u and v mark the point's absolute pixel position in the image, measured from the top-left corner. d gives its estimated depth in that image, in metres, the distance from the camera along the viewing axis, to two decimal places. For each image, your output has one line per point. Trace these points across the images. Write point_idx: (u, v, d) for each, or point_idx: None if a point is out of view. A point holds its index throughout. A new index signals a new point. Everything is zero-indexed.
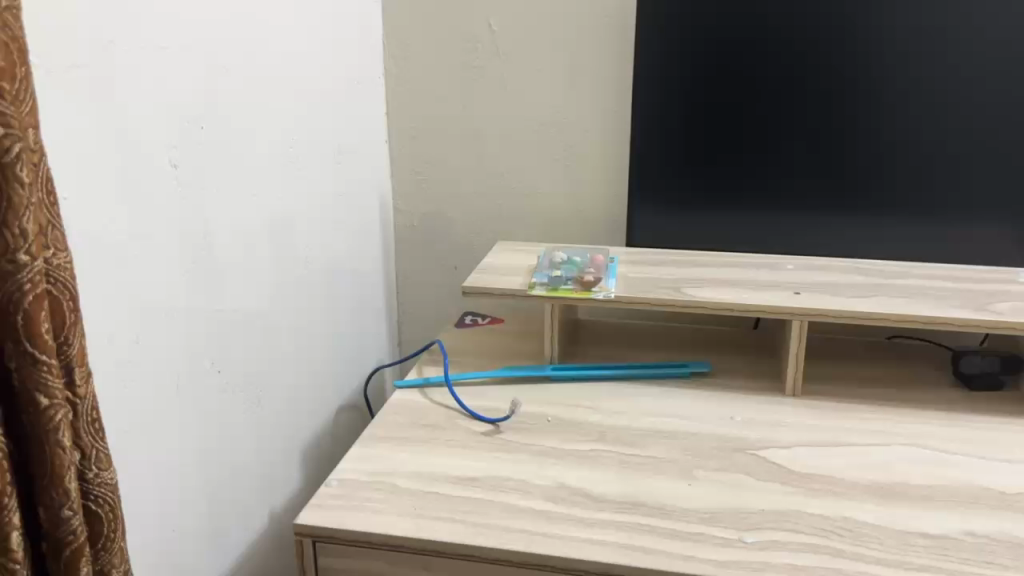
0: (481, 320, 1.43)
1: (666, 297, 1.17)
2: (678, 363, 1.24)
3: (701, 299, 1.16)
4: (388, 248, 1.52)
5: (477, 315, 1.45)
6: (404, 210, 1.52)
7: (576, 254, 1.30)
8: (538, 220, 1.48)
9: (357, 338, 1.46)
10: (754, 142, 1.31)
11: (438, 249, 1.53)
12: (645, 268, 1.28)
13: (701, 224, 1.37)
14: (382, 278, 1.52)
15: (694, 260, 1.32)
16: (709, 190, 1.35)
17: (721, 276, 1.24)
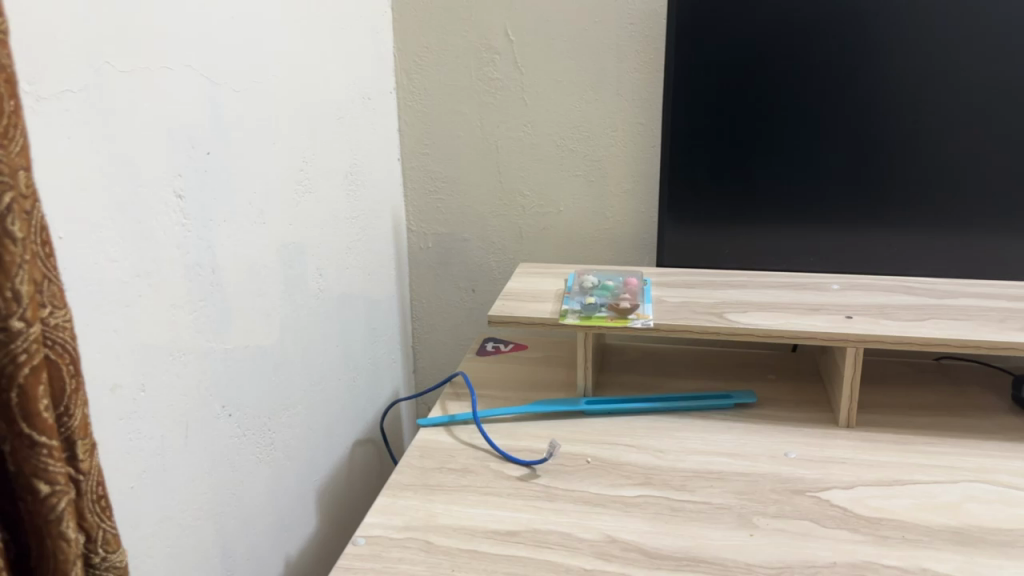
0: (503, 348, 1.34)
1: (708, 323, 1.09)
2: (721, 394, 1.16)
3: (746, 325, 1.08)
4: (402, 271, 1.44)
5: (499, 342, 1.37)
6: (418, 231, 1.44)
7: (607, 277, 1.22)
8: (561, 240, 1.40)
9: (373, 368, 1.38)
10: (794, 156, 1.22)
11: (454, 272, 1.45)
12: (680, 291, 1.20)
13: (736, 242, 1.29)
14: (397, 303, 1.43)
15: (731, 282, 1.24)
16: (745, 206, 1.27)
17: (763, 298, 1.16)
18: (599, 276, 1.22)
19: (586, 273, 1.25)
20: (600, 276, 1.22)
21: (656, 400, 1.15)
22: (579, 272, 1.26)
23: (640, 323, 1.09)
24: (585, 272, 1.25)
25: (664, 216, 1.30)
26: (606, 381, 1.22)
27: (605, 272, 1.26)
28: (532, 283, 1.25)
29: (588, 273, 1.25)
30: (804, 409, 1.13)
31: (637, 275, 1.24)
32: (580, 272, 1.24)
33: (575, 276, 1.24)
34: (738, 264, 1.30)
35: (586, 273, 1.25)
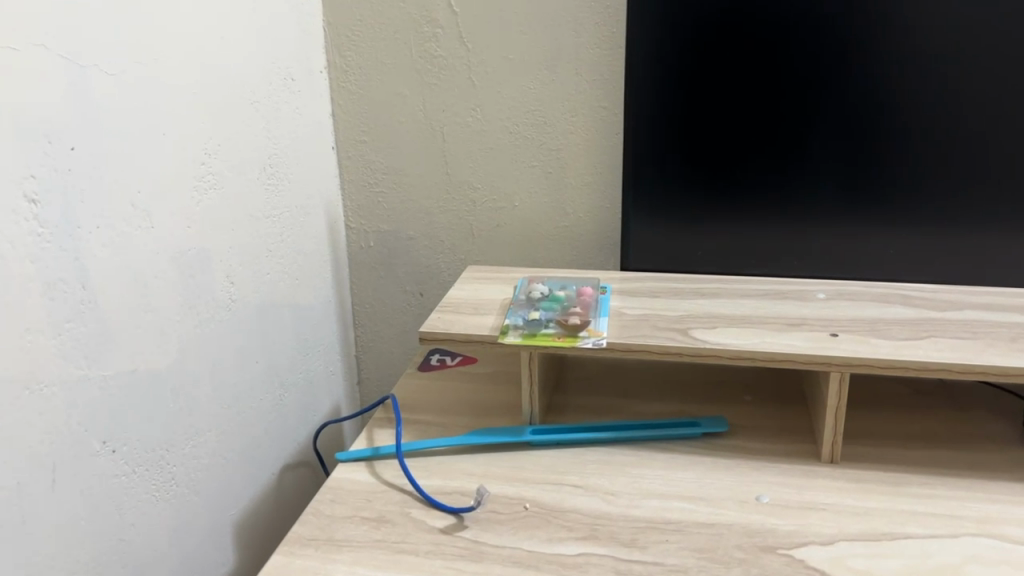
0: (449, 361, 1.20)
1: (670, 341, 0.94)
2: (689, 420, 1.01)
3: (715, 344, 0.93)
4: (340, 272, 1.29)
5: (446, 355, 1.22)
6: (358, 228, 1.29)
7: (561, 286, 1.06)
8: (516, 238, 1.25)
9: (305, 382, 1.23)
10: (775, 146, 1.06)
11: (398, 274, 1.30)
12: (644, 300, 1.05)
13: (709, 242, 1.13)
14: (335, 309, 1.28)
15: (703, 289, 1.09)
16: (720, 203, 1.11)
17: (737, 311, 1.01)
18: (551, 284, 1.07)
19: (538, 279, 1.10)
20: (553, 284, 1.07)
21: (613, 428, 1.00)
22: (532, 278, 1.11)
23: (592, 342, 0.94)
24: (538, 278, 1.10)
25: (628, 213, 1.14)
26: (559, 403, 1.07)
27: (560, 278, 1.11)
28: (477, 290, 1.10)
29: (540, 279, 1.10)
30: (782, 440, 0.98)
31: (596, 282, 1.09)
32: (531, 279, 1.09)
33: (526, 284, 1.09)
34: (712, 267, 1.15)
35: (538, 279, 1.10)
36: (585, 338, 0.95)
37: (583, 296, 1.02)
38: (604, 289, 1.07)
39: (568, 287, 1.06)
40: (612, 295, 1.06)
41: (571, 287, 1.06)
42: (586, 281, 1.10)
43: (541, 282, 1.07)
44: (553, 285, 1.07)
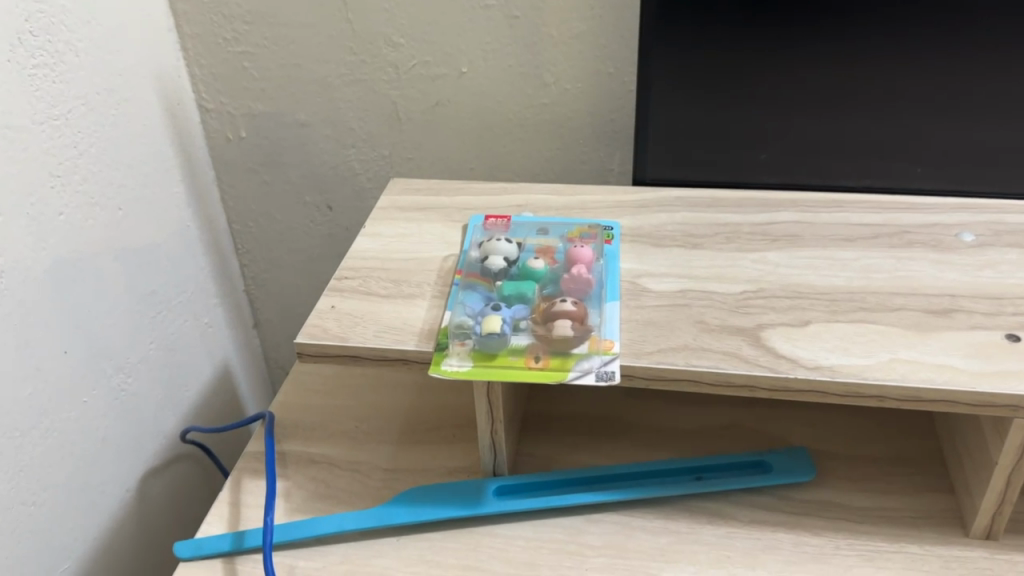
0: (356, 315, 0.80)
1: (732, 359, 0.54)
2: (745, 458, 0.62)
3: (810, 365, 0.53)
4: (197, 182, 0.85)
5: None
6: (217, 109, 0.83)
7: (535, 244, 0.64)
8: (465, 120, 0.81)
9: (159, 353, 0.83)
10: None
11: (291, 177, 0.86)
12: (675, 258, 0.63)
13: (781, 140, 0.68)
14: (194, 236, 0.86)
15: (771, 226, 0.66)
16: (803, 87, 0.65)
17: (833, 283, 0.60)
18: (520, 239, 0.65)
19: (499, 221, 0.67)
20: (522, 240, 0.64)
21: (628, 480, 0.61)
22: (489, 216, 0.68)
23: (597, 367, 0.53)
24: (499, 219, 0.68)
25: (653, 91, 0.66)
26: (536, 420, 0.68)
27: (534, 217, 0.68)
28: (399, 239, 0.67)
29: (503, 220, 0.68)
30: (901, 491, 0.61)
31: (595, 225, 0.67)
32: (486, 227, 0.66)
33: (478, 234, 0.66)
34: (776, 181, 0.71)
35: (500, 221, 0.68)
36: (585, 357, 0.54)
37: (575, 267, 0.60)
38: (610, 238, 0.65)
39: (547, 243, 0.64)
40: (621, 250, 0.64)
41: (552, 245, 0.64)
42: (578, 221, 0.67)
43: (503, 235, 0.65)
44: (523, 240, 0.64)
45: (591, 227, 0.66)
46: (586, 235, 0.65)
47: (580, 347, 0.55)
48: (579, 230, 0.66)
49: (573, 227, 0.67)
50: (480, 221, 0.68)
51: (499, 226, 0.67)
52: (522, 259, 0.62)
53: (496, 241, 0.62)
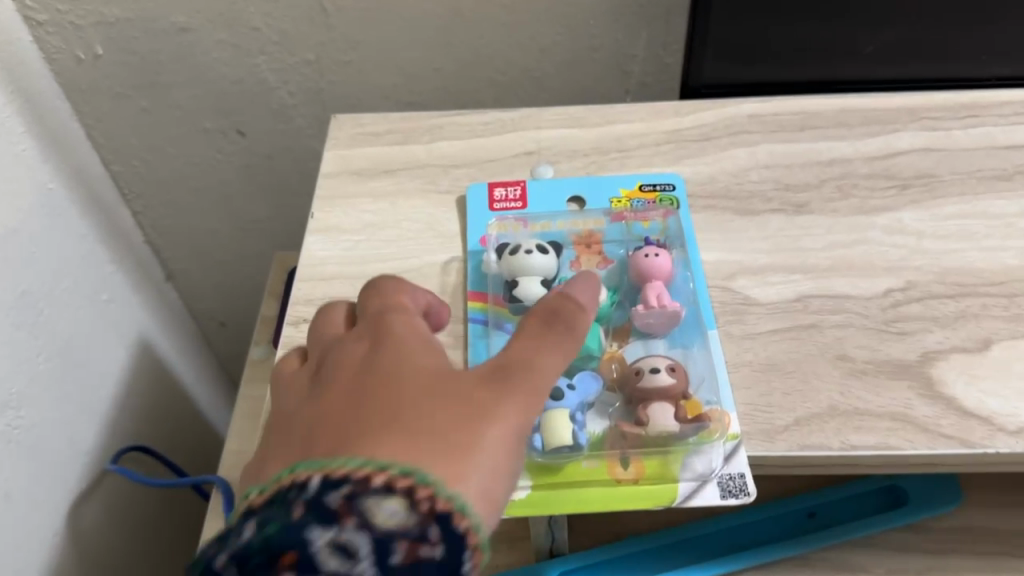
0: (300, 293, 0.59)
1: (902, 430, 0.37)
2: (876, 483, 0.48)
3: (1011, 429, 0.37)
4: (50, 124, 0.60)
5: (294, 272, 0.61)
6: (52, 20, 0.56)
7: (573, 236, 0.45)
8: (422, 7, 0.56)
9: (54, 365, 0.61)
10: None
11: (182, 100, 0.62)
12: (777, 236, 0.45)
13: (900, 32, 0.47)
14: (61, 199, 0.62)
15: (890, 161, 0.48)
16: None
17: (1006, 262, 0.43)
18: (550, 232, 0.45)
19: (510, 195, 0.47)
20: (552, 233, 0.45)
21: (726, 542, 0.47)
22: (493, 184, 0.48)
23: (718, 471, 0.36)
24: (509, 189, 0.47)
25: None
26: None
27: (558, 180, 0.48)
28: (372, 236, 0.46)
29: (515, 191, 0.47)
30: None
31: (648, 183, 0.47)
32: (495, 211, 0.46)
33: (486, 222, 0.46)
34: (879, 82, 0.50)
35: (513, 194, 0.47)
36: (695, 452, 0.37)
37: (648, 287, 0.41)
38: (674, 205, 0.46)
39: (588, 232, 0.45)
40: (692, 223, 0.46)
41: (597, 236, 0.45)
42: (623, 181, 0.48)
43: (524, 228, 0.45)
44: (554, 234, 0.45)
45: (642, 189, 0.47)
46: (639, 205, 0.46)
47: (688, 434, 0.37)
48: (628, 198, 0.47)
49: (618, 191, 0.47)
50: (481, 194, 0.47)
51: (514, 205, 0.47)
52: (563, 271, 0.43)
53: (525, 252, 0.42)
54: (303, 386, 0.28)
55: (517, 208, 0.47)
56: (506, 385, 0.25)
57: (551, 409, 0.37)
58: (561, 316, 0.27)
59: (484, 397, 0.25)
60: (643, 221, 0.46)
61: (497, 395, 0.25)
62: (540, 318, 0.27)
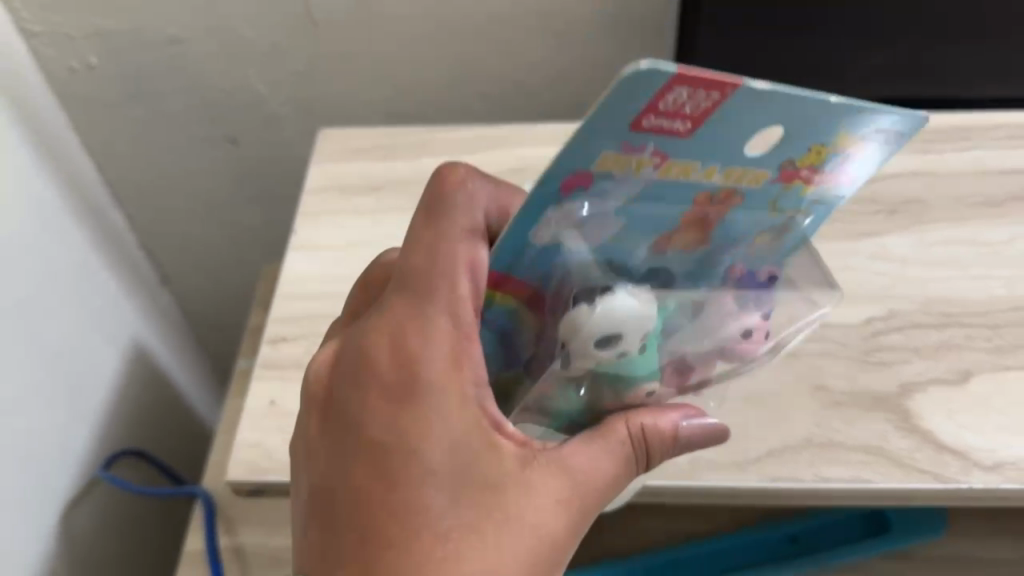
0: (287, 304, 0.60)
1: (875, 462, 0.37)
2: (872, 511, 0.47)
3: (987, 464, 0.37)
4: (45, 134, 0.60)
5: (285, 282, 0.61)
6: (48, 33, 0.57)
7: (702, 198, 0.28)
8: (413, 21, 0.57)
9: (47, 373, 0.62)
10: None
11: (177, 109, 0.63)
12: None
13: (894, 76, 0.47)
14: (53, 206, 0.62)
15: (880, 184, 0.47)
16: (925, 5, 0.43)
17: (989, 292, 0.42)
18: (678, 189, 0.27)
19: (695, 102, 0.24)
20: (675, 188, 0.27)
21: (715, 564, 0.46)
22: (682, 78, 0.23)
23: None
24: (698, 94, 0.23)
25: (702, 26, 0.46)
26: None
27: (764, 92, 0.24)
28: (355, 253, 0.46)
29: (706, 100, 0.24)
30: None
31: (881, 128, 0.27)
32: (641, 127, 0.24)
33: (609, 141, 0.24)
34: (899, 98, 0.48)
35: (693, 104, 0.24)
36: None
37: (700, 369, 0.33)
38: (866, 170, 0.29)
39: (731, 194, 0.28)
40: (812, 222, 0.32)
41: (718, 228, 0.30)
42: (853, 121, 0.26)
43: (652, 170, 0.26)
44: (682, 190, 0.27)
45: (863, 138, 0.27)
46: (831, 163, 0.28)
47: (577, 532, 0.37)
48: (836, 146, 0.27)
49: (834, 134, 0.27)
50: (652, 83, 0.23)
51: (678, 122, 0.24)
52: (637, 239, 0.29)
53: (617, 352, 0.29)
54: (321, 427, 0.30)
55: (676, 129, 0.24)
56: (576, 488, 0.30)
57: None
58: (651, 444, 0.31)
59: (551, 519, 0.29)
60: (807, 190, 0.29)
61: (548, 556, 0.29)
62: (646, 440, 0.31)
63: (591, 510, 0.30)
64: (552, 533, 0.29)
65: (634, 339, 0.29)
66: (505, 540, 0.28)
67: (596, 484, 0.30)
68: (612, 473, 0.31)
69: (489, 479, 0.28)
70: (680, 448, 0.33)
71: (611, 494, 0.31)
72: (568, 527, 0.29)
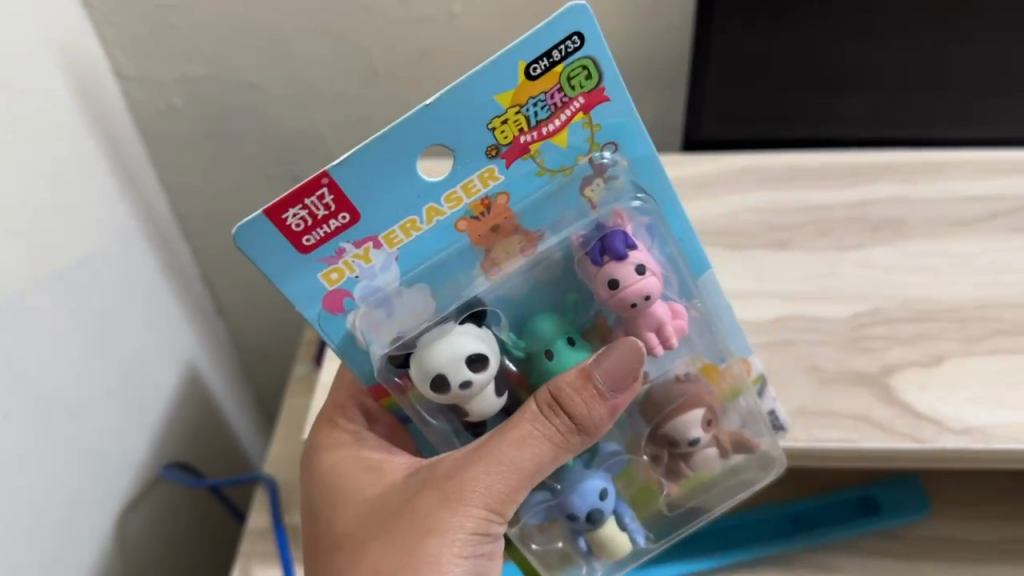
0: None
1: (860, 426, 0.43)
2: (862, 487, 0.55)
3: (959, 428, 0.43)
4: (129, 166, 0.69)
5: None
6: (141, 78, 0.66)
7: (467, 224, 0.39)
8: (459, 72, 0.66)
9: (121, 380, 0.69)
10: None
11: (246, 147, 0.71)
12: (761, 269, 0.51)
13: (874, 117, 0.56)
14: (132, 231, 0.69)
15: (866, 208, 0.55)
16: (900, 61, 0.52)
17: (959, 293, 0.49)
18: (436, 235, 0.38)
19: (318, 206, 0.37)
20: (447, 264, 0.39)
21: (733, 539, 0.53)
22: (275, 208, 0.36)
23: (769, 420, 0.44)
24: (311, 203, 0.36)
25: (707, 92, 0.55)
26: None
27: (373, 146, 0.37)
28: None
29: (325, 197, 0.37)
30: None
31: (534, 60, 0.36)
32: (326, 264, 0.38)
33: (316, 263, 0.38)
34: (885, 136, 0.57)
35: (320, 206, 0.37)
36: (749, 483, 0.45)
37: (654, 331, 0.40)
38: (592, 78, 0.37)
39: (485, 202, 0.38)
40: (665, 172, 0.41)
41: (516, 219, 0.39)
42: (502, 75, 0.36)
43: (386, 249, 0.38)
44: (446, 235, 0.39)
45: (535, 78, 0.36)
46: (543, 109, 0.37)
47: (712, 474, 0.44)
48: (514, 107, 0.37)
49: (497, 103, 0.36)
50: (264, 230, 0.37)
51: (337, 220, 0.37)
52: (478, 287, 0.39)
53: (466, 387, 0.37)
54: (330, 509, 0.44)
55: (346, 223, 0.37)
56: (485, 445, 0.38)
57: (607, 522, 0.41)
58: (556, 389, 0.38)
59: (456, 472, 0.39)
60: (558, 142, 0.38)
61: (463, 485, 0.38)
62: (508, 426, 0.38)
63: (484, 503, 0.39)
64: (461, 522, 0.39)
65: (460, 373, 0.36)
66: (426, 506, 0.39)
67: (475, 473, 0.38)
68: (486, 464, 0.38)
69: (399, 509, 0.40)
70: (604, 382, 0.38)
71: (508, 488, 0.39)
72: (468, 511, 0.39)
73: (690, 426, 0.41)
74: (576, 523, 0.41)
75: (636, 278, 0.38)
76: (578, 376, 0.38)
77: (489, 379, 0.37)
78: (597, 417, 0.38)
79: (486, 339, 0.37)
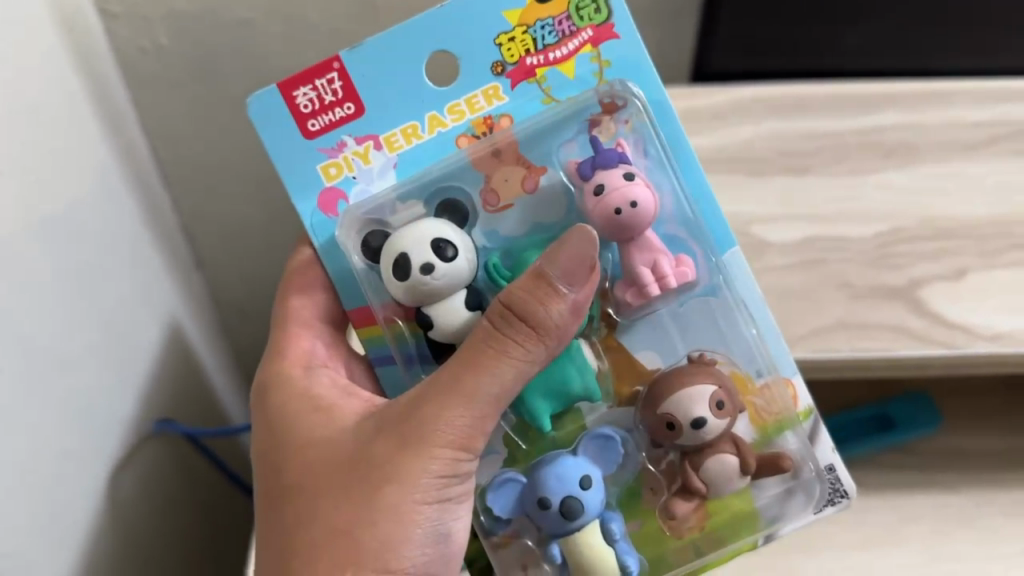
0: None
1: (899, 339, 0.47)
2: None
3: (988, 335, 0.46)
4: (112, 108, 0.66)
5: None
6: (127, 14, 0.64)
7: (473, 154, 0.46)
8: None
9: (109, 334, 0.66)
10: None
11: (236, 89, 0.69)
12: (784, 193, 0.52)
13: (881, 47, 0.57)
14: (117, 178, 0.67)
15: (878, 135, 0.56)
16: None
17: (974, 214, 0.51)
18: (434, 147, 0.46)
19: (326, 89, 0.46)
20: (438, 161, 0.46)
21: None
22: (289, 85, 0.46)
23: (821, 465, 0.46)
24: (321, 89, 0.46)
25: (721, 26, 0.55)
26: None
27: (388, 43, 0.46)
28: None
29: (334, 82, 0.46)
30: None
31: None
32: (318, 132, 0.46)
33: (318, 149, 0.46)
34: (890, 67, 0.58)
35: (329, 90, 0.46)
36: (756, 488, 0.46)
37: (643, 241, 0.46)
38: (602, 13, 0.46)
39: (487, 121, 0.46)
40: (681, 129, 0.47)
41: (517, 144, 0.47)
42: None
43: (385, 152, 0.46)
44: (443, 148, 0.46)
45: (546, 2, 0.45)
46: (551, 32, 0.46)
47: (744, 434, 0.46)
48: (524, 27, 0.45)
49: (506, 19, 0.46)
50: (279, 102, 0.46)
51: (343, 109, 0.46)
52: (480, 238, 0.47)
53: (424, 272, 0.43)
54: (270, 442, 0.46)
55: (350, 112, 0.46)
56: (445, 374, 0.41)
57: (585, 523, 0.44)
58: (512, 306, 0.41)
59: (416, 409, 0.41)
60: (569, 77, 0.46)
61: (425, 421, 0.41)
62: (478, 363, 0.41)
63: (450, 437, 0.41)
64: (426, 465, 0.41)
65: (420, 256, 0.43)
66: (384, 447, 0.41)
67: (444, 404, 0.41)
68: (458, 397, 0.41)
69: (359, 455, 0.42)
70: (553, 295, 0.41)
71: (471, 413, 0.41)
72: (434, 450, 0.41)
73: (700, 410, 0.43)
74: (554, 514, 0.43)
75: (620, 183, 0.44)
76: (531, 285, 0.41)
77: (448, 282, 0.44)
78: (564, 327, 0.42)
79: (463, 245, 0.44)
